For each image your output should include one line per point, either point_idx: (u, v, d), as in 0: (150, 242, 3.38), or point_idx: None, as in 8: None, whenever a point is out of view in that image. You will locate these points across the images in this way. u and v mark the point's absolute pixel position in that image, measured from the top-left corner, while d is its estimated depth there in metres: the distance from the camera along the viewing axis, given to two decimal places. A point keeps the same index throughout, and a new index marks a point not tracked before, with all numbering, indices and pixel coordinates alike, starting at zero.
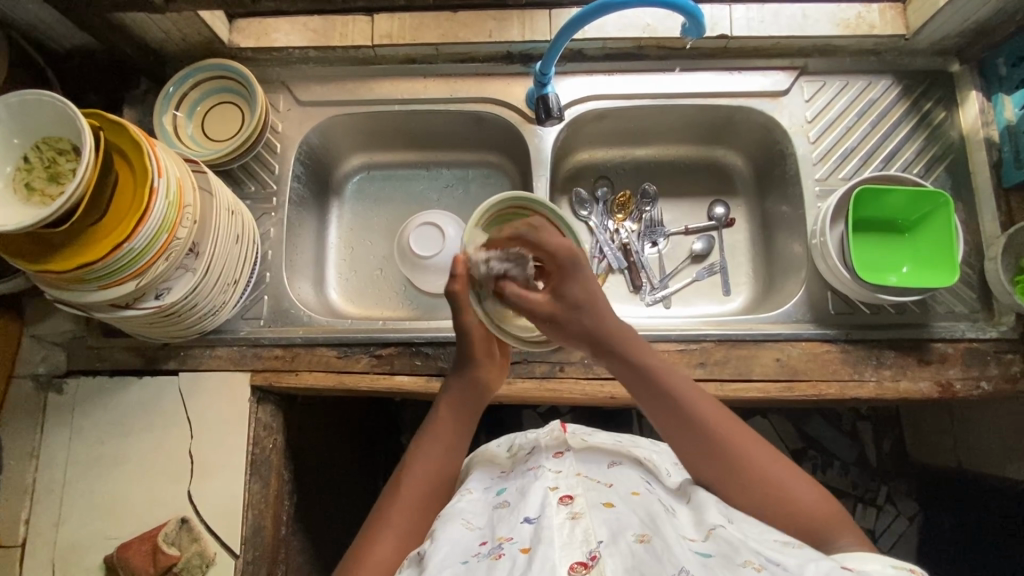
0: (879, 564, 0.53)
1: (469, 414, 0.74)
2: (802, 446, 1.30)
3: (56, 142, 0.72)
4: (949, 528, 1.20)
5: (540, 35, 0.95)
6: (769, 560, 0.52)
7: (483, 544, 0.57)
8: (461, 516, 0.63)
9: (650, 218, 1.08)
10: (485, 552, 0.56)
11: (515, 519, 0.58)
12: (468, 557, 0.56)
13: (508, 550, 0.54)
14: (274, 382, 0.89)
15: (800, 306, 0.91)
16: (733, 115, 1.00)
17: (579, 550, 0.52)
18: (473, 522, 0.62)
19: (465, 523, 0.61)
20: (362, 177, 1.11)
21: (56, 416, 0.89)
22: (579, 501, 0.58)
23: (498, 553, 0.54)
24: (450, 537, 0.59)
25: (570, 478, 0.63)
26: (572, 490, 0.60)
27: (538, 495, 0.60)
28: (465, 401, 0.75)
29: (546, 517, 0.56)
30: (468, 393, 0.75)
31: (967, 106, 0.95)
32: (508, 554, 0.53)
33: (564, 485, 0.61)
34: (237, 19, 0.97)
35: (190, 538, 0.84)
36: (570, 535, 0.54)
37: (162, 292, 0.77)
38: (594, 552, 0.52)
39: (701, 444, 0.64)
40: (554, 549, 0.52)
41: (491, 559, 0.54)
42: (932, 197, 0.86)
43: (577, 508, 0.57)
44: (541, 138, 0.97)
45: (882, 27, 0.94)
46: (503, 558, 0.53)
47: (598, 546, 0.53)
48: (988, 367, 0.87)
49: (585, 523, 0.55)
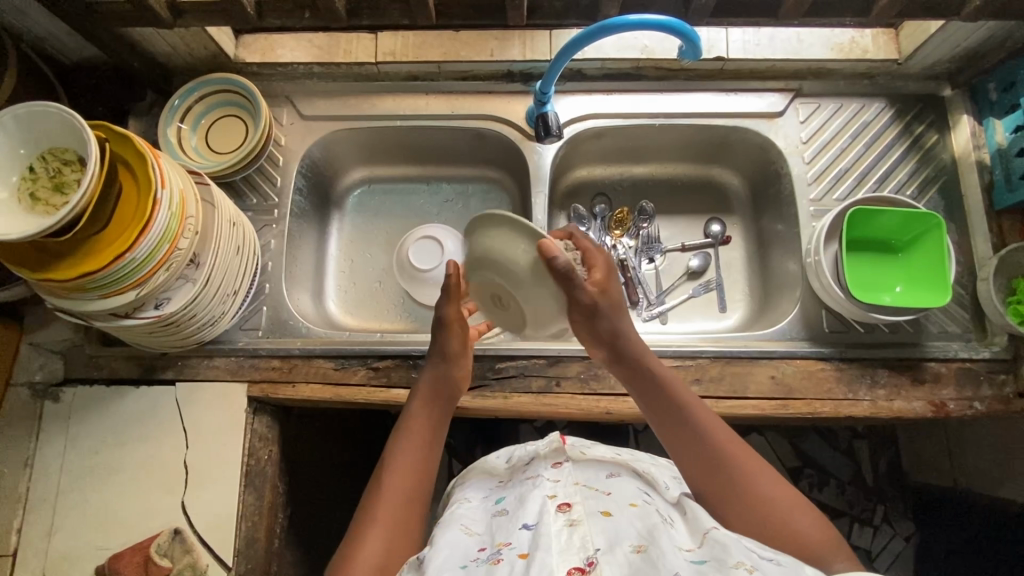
0: None
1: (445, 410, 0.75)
2: (798, 465, 1.30)
3: (62, 153, 0.73)
4: (944, 548, 1.20)
5: (540, 55, 0.97)
6: (761, 563, 0.53)
7: (483, 549, 0.58)
8: (459, 521, 0.63)
9: (647, 235, 1.09)
10: (485, 558, 0.56)
11: (513, 526, 0.59)
12: (467, 561, 0.56)
13: (506, 555, 0.55)
14: (271, 394, 0.89)
15: (795, 324, 0.92)
16: (729, 135, 1.02)
17: (576, 555, 0.53)
18: (472, 528, 0.62)
19: (464, 529, 0.62)
20: (363, 191, 1.12)
21: (50, 425, 0.89)
22: (577, 508, 0.59)
23: (497, 559, 0.55)
24: (450, 541, 0.59)
25: (569, 487, 0.63)
26: (570, 499, 0.60)
27: (536, 503, 0.60)
28: (440, 397, 0.75)
29: (544, 525, 0.56)
30: (446, 391, 0.75)
31: (959, 129, 0.96)
32: (506, 560, 0.54)
33: (562, 493, 0.62)
34: (243, 35, 0.99)
35: (182, 550, 0.83)
36: (568, 541, 0.54)
37: (161, 303, 0.78)
38: (592, 557, 0.52)
39: (703, 451, 0.66)
40: (552, 556, 0.52)
41: (491, 564, 0.54)
42: (922, 219, 0.88)
43: (575, 516, 0.57)
44: (539, 155, 0.99)
45: (874, 51, 0.96)
46: (501, 563, 0.53)
47: (596, 553, 0.53)
48: (982, 387, 0.87)
49: (582, 531, 0.55)
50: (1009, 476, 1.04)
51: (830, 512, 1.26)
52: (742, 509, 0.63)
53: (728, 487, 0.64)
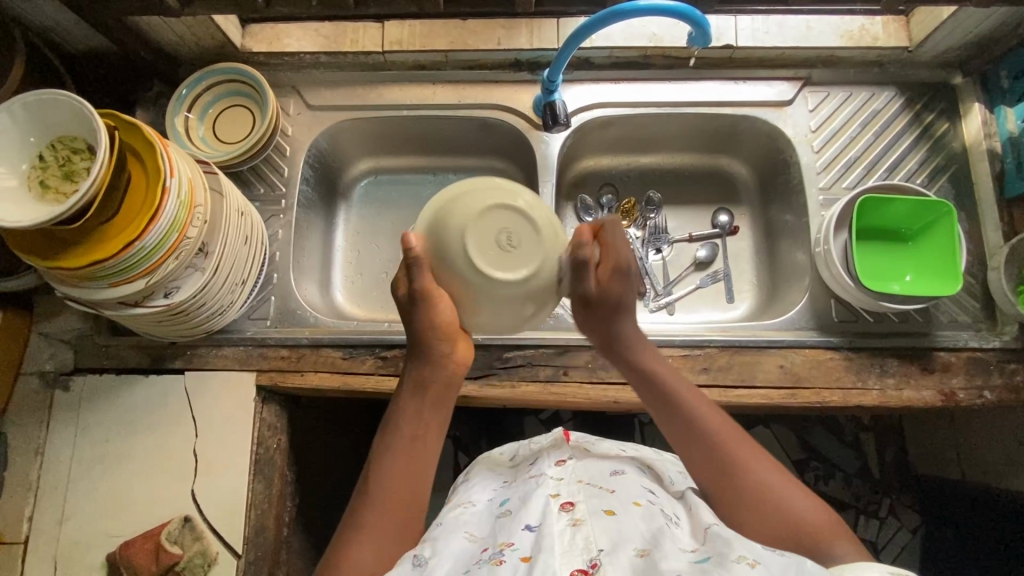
0: (877, 571, 0.53)
1: (438, 402, 0.69)
2: (805, 457, 1.29)
3: (72, 142, 0.73)
4: (951, 540, 1.20)
5: (547, 43, 0.97)
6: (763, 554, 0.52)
7: (485, 551, 0.57)
8: (463, 528, 0.63)
9: (654, 225, 1.08)
10: (486, 559, 0.56)
11: (516, 526, 0.58)
12: (469, 565, 0.56)
13: (508, 556, 0.54)
14: (280, 382, 0.90)
15: (803, 313, 0.91)
16: (738, 125, 1.01)
17: (579, 557, 0.52)
18: (476, 534, 0.62)
19: (467, 536, 0.62)
20: (369, 182, 1.12)
21: (60, 413, 0.90)
22: (580, 509, 0.58)
23: (499, 559, 0.54)
24: (452, 550, 0.59)
25: (572, 486, 0.63)
26: (573, 498, 0.60)
27: (539, 503, 0.60)
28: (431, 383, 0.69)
29: (546, 525, 0.56)
30: (435, 376, 0.69)
31: (971, 118, 0.95)
32: (508, 562, 0.53)
33: (565, 493, 0.61)
34: (249, 25, 0.99)
35: (192, 538, 0.84)
36: (571, 542, 0.54)
37: (171, 291, 0.78)
38: (594, 559, 0.51)
39: (690, 439, 0.67)
40: (555, 557, 0.52)
41: (492, 564, 0.54)
42: (935, 207, 0.87)
43: (578, 515, 0.57)
44: (546, 144, 0.98)
45: (885, 39, 0.95)
46: (503, 564, 0.53)
47: (599, 555, 0.52)
48: (992, 377, 0.87)
49: (586, 531, 0.55)
50: (1017, 467, 1.03)
51: (836, 504, 1.26)
52: (687, 443, 0.67)
53: (682, 434, 0.68)
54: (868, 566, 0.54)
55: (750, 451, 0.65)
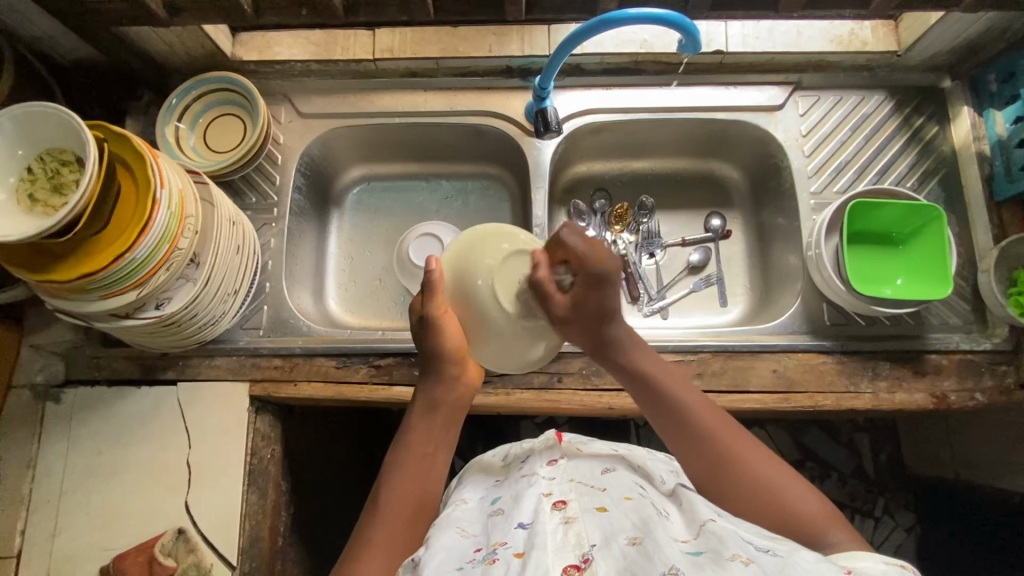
0: (870, 561, 0.52)
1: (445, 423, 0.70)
2: (800, 457, 1.30)
3: (60, 153, 0.72)
4: (944, 540, 1.21)
5: (539, 50, 0.97)
6: (757, 551, 0.52)
7: (479, 549, 0.57)
8: (455, 525, 0.63)
9: (647, 230, 1.09)
10: (480, 558, 0.55)
11: (510, 525, 0.58)
12: (463, 563, 0.55)
13: (502, 554, 0.54)
14: (273, 392, 0.89)
15: (796, 318, 0.92)
16: (729, 129, 1.01)
17: (571, 553, 0.52)
18: (468, 530, 0.62)
19: (459, 531, 0.61)
20: (362, 189, 1.12)
21: (52, 425, 0.89)
22: (572, 506, 0.58)
23: (492, 558, 0.54)
24: (446, 544, 0.59)
25: (563, 485, 0.63)
26: (565, 496, 0.60)
27: (531, 502, 0.60)
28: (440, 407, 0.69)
29: (539, 523, 0.56)
30: (444, 400, 0.69)
31: (960, 121, 0.96)
32: (502, 559, 0.53)
33: (557, 491, 0.61)
34: (239, 33, 0.99)
35: (187, 549, 0.84)
36: (563, 539, 0.54)
37: (162, 303, 0.78)
38: (587, 554, 0.51)
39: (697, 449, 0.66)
40: (548, 553, 0.52)
41: (486, 564, 0.54)
42: (925, 210, 0.87)
43: (570, 513, 0.57)
44: (539, 150, 0.98)
45: (874, 43, 0.96)
46: (497, 562, 0.53)
47: (591, 550, 0.52)
48: (983, 379, 0.88)
49: (578, 527, 0.55)
50: (1009, 467, 1.04)
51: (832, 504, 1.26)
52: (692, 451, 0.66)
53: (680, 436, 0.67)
54: (861, 556, 0.53)
55: (758, 455, 0.65)
